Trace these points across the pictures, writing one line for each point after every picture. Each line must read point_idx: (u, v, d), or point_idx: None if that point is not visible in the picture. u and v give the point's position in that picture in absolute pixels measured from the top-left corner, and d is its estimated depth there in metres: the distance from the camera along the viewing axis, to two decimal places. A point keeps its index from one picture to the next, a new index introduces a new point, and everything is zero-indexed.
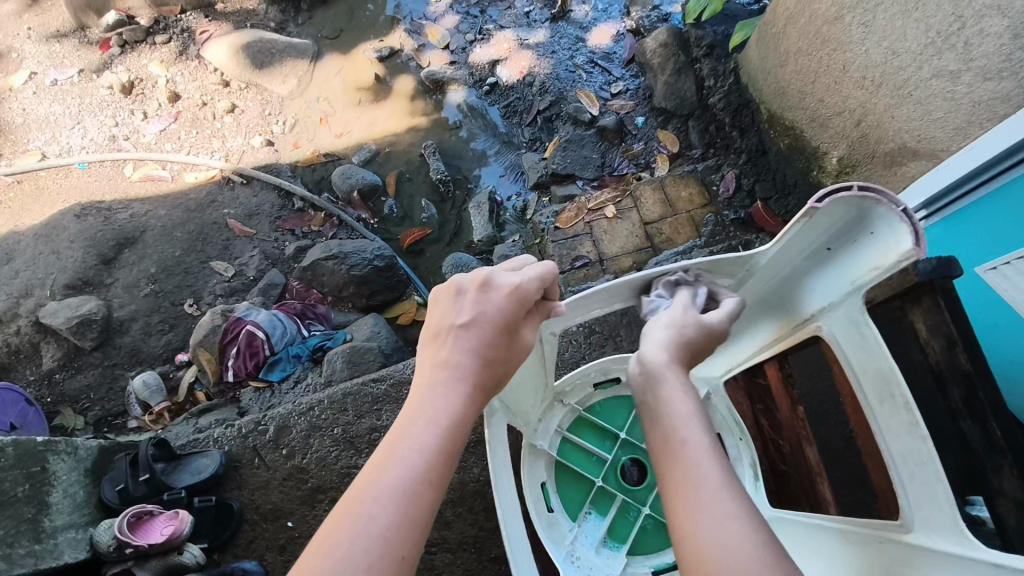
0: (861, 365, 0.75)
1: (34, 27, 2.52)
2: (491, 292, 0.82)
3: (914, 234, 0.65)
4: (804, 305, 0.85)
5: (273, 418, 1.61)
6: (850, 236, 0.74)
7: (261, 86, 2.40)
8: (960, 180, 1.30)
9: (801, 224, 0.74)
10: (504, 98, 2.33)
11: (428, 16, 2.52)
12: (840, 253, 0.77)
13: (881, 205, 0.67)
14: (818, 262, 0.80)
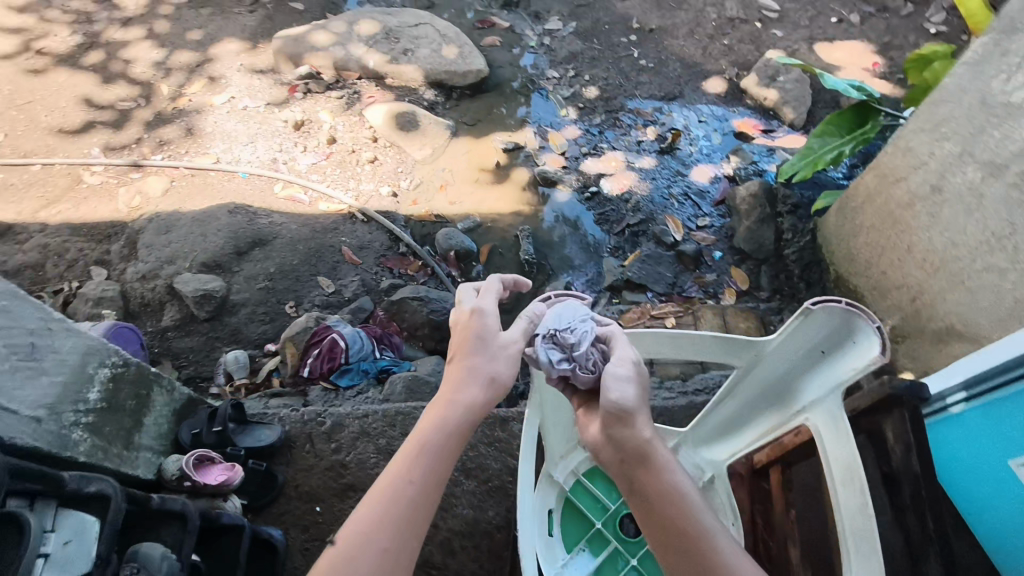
0: (835, 456, 0.96)
1: (244, 63, 3.04)
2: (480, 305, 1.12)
3: (882, 342, 0.92)
4: (797, 399, 1.10)
5: (332, 415, 1.82)
6: (838, 341, 1.01)
7: (401, 148, 2.76)
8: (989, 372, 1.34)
9: (799, 322, 1.01)
10: (601, 206, 2.62)
11: (555, 124, 2.85)
12: (828, 356, 1.03)
13: (862, 317, 0.96)
14: (810, 363, 1.06)
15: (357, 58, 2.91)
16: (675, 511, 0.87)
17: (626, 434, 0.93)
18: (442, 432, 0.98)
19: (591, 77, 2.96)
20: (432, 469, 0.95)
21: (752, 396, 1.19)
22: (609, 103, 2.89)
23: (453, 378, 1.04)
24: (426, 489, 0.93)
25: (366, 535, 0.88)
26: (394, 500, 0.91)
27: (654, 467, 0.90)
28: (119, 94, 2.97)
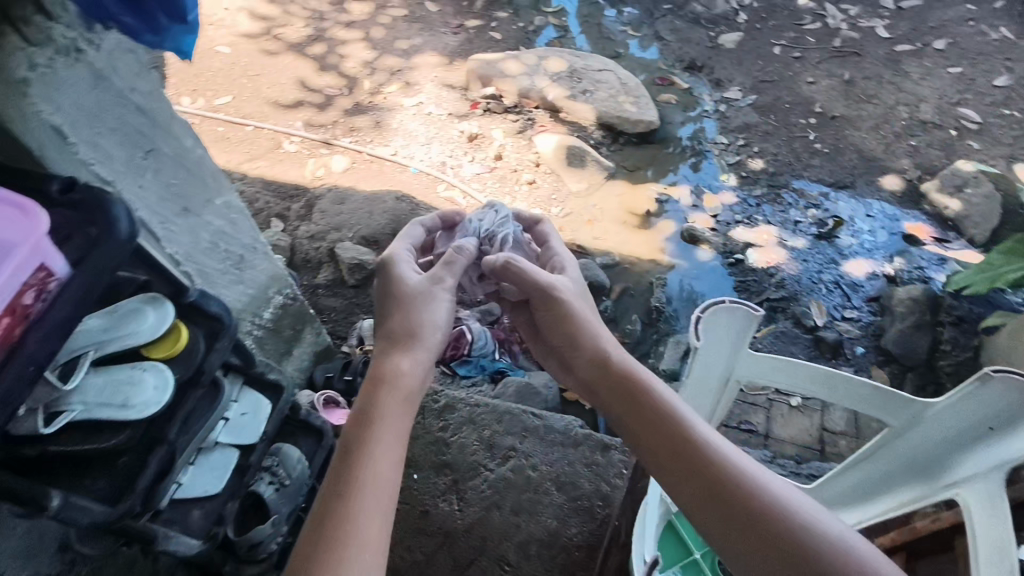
0: (985, 529, 1.02)
1: (439, 76, 3.34)
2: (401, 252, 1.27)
3: None
4: (949, 471, 1.17)
5: (446, 396, 1.91)
6: (1010, 420, 1.10)
7: (560, 177, 2.90)
8: None
9: (975, 385, 1.13)
10: (743, 274, 2.59)
11: (713, 187, 2.87)
12: (996, 433, 1.12)
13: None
14: (977, 438, 1.15)
15: (539, 89, 3.11)
16: (672, 422, 1.04)
17: (600, 358, 1.16)
18: (371, 426, 1.00)
19: (761, 149, 2.97)
20: (377, 463, 0.95)
21: (905, 462, 1.25)
22: (773, 178, 2.87)
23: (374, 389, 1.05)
24: (372, 490, 0.92)
25: (320, 552, 0.85)
26: (339, 508, 0.89)
27: (642, 391, 1.10)
28: (327, 82, 3.34)
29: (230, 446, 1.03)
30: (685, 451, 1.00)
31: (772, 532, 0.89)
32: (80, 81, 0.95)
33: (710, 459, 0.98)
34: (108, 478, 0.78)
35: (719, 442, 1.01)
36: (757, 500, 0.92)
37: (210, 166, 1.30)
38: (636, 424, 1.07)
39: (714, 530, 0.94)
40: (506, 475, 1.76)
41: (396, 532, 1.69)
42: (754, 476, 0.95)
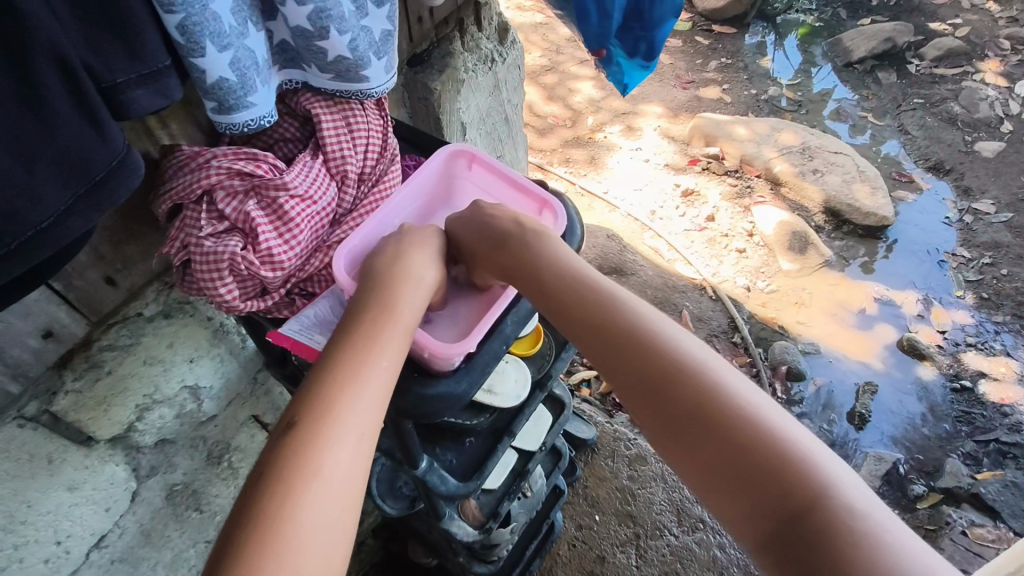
0: None
1: (661, 126, 3.38)
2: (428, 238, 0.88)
3: None
4: None
5: (638, 446, 1.87)
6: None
7: (772, 251, 2.79)
8: None
9: None
10: (969, 405, 2.34)
11: (946, 302, 2.64)
12: None
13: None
14: None
15: (766, 158, 3.05)
16: (633, 336, 0.77)
17: (548, 249, 0.85)
18: (364, 308, 0.73)
19: (1010, 273, 2.68)
20: (347, 345, 0.69)
21: None
22: (1021, 307, 2.57)
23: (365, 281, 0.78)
24: (364, 375, 0.65)
25: (286, 451, 0.60)
26: (314, 405, 0.64)
27: (598, 297, 0.81)
28: (553, 111, 3.48)
29: (513, 448, 1.05)
30: (653, 368, 0.75)
31: (761, 466, 0.66)
32: (484, 88, 1.32)
33: (689, 379, 0.73)
34: (455, 451, 0.84)
35: (693, 350, 0.76)
36: (743, 426, 0.68)
37: (519, 157, 1.59)
38: (593, 329, 0.80)
39: (686, 452, 0.71)
40: (691, 546, 1.69)
41: (569, 568, 1.66)
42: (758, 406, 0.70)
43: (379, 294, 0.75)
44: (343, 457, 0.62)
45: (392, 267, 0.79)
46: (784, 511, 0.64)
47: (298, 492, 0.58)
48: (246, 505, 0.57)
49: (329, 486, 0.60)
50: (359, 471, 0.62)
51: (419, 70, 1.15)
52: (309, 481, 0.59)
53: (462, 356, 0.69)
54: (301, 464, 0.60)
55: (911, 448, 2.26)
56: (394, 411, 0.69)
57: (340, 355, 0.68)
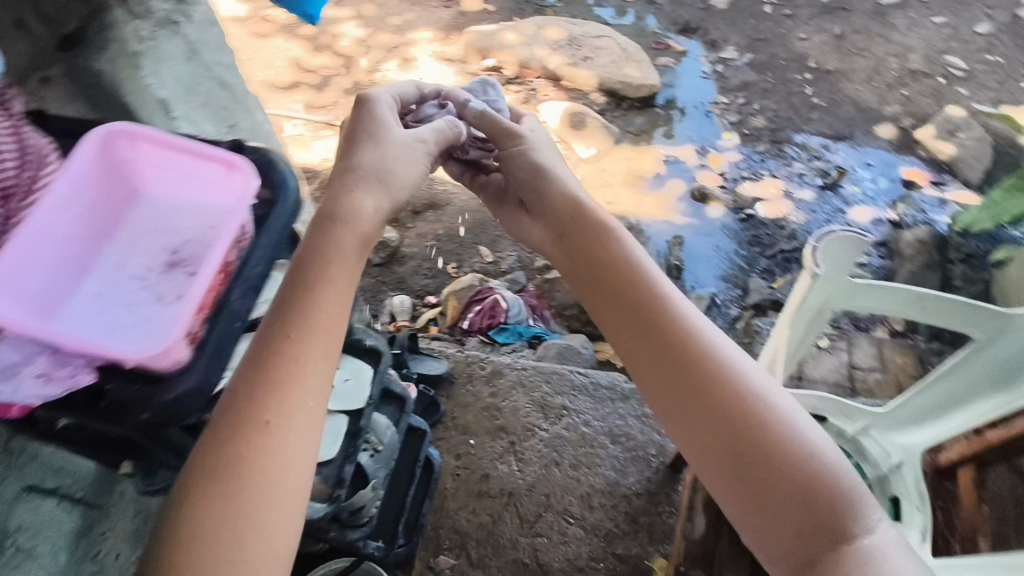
0: None
1: (436, 51, 3.32)
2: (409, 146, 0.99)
3: None
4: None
5: (492, 362, 1.95)
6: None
7: (568, 144, 2.93)
8: None
9: None
10: (755, 228, 2.68)
11: (718, 146, 2.95)
12: None
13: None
14: None
15: (539, 58, 3.13)
16: (678, 338, 0.86)
17: (597, 259, 0.97)
18: (284, 343, 0.75)
19: (761, 107, 3.04)
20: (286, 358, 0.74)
21: (993, 386, 1.07)
22: (775, 134, 2.95)
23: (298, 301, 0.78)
24: (285, 413, 0.72)
25: (215, 485, 0.68)
26: (245, 408, 0.71)
27: (637, 281, 0.93)
28: (323, 63, 3.28)
29: (338, 412, 1.03)
30: (664, 337, 0.87)
31: (737, 439, 0.77)
32: (176, 54, 1.20)
33: (688, 346, 0.85)
34: None
35: (706, 332, 0.87)
36: (722, 391, 0.80)
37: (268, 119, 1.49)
38: (626, 317, 0.91)
39: (689, 430, 0.81)
40: (561, 433, 1.81)
41: (459, 497, 1.72)
42: (749, 400, 0.79)
43: (300, 280, 0.80)
44: (270, 495, 0.69)
45: (304, 289, 0.79)
46: (753, 483, 0.75)
47: (227, 533, 0.66)
48: (176, 539, 0.65)
49: (258, 521, 0.68)
50: (286, 503, 0.70)
51: (77, 53, 1.05)
52: (233, 516, 0.67)
53: (183, 336, 0.68)
54: (224, 499, 0.67)
55: (722, 281, 2.58)
56: (135, 428, 0.68)
57: (261, 388, 0.72)
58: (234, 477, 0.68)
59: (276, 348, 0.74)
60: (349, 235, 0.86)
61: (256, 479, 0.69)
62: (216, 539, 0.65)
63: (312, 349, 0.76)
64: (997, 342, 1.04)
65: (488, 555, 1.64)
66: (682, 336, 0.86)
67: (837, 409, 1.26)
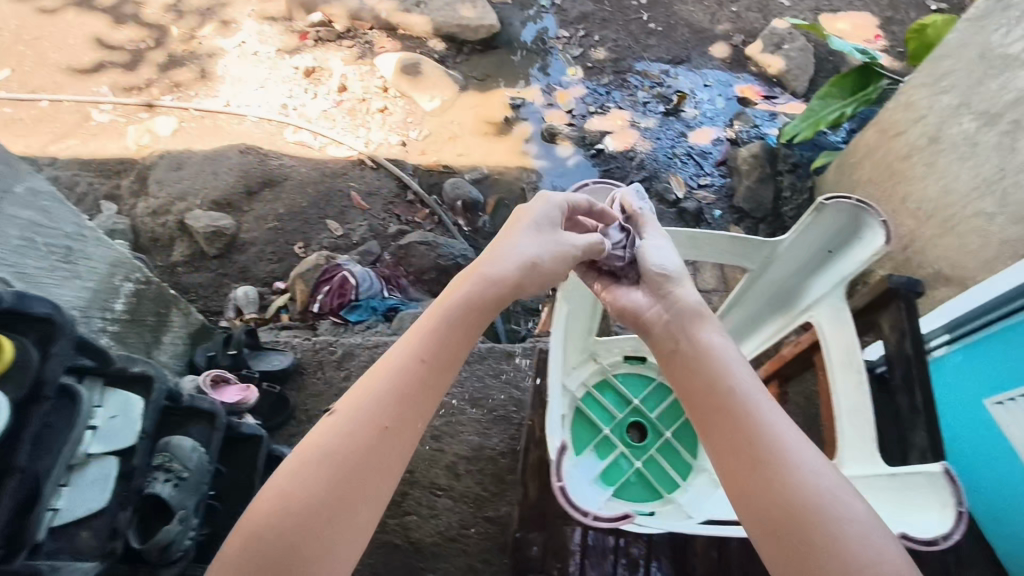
0: (835, 342, 1.02)
1: (256, 10, 3.02)
2: (539, 205, 1.03)
3: (884, 234, 0.93)
4: (803, 297, 1.09)
5: (342, 344, 1.88)
6: (844, 239, 0.99)
7: (411, 98, 2.79)
8: (983, 310, 1.45)
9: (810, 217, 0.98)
10: (605, 163, 2.69)
11: (563, 83, 2.90)
12: (836, 255, 1.02)
13: (871, 213, 0.96)
14: (820, 262, 1.06)
15: (370, 8, 2.93)
16: (727, 394, 0.81)
17: (671, 315, 0.94)
18: (393, 392, 0.83)
19: (602, 38, 3.01)
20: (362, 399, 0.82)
21: (767, 296, 1.16)
22: (617, 64, 2.93)
23: (407, 350, 0.86)
24: (378, 446, 0.79)
25: (312, 492, 0.75)
26: (358, 426, 0.80)
27: (696, 340, 0.89)
28: (128, 36, 2.91)
29: (106, 454, 0.92)
30: (714, 394, 0.82)
31: (785, 512, 0.70)
32: None
33: (735, 410, 0.80)
34: None
35: (771, 406, 0.80)
36: (774, 463, 0.73)
37: None
38: (684, 372, 0.88)
39: (737, 495, 0.75)
40: None
41: None
42: (803, 474, 0.72)
43: (417, 352, 0.86)
44: (344, 530, 0.74)
45: (412, 357, 0.86)
46: (786, 548, 0.69)
47: (305, 555, 0.72)
48: (278, 521, 0.73)
49: (335, 553, 0.73)
50: (355, 532, 0.75)
51: None
52: (320, 531, 0.73)
53: None
54: (312, 519, 0.73)
55: None
56: None
57: (363, 414, 0.81)
58: (338, 494, 0.75)
59: (388, 386, 0.83)
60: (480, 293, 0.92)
61: (354, 506, 0.76)
62: (275, 528, 0.73)
63: (416, 403, 0.83)
64: (767, 263, 1.08)
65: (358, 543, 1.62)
66: (734, 396, 0.80)
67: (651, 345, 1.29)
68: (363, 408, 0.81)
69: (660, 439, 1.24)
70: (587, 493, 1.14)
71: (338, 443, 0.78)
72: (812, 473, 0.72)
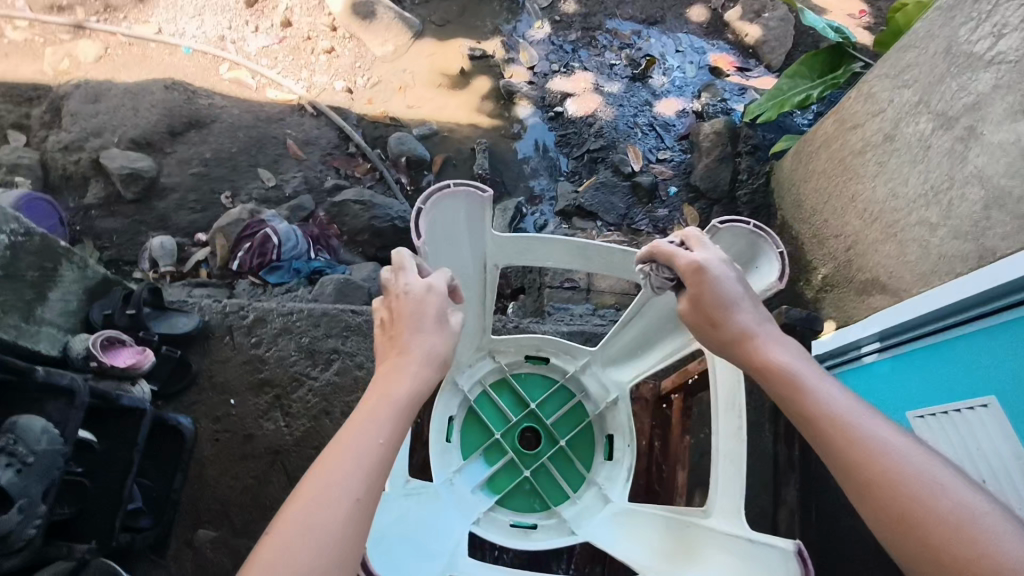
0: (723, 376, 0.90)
1: None
2: (420, 290, 0.85)
3: (780, 267, 0.91)
4: None
5: (254, 309, 1.76)
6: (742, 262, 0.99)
7: (361, 40, 2.59)
8: (932, 315, 1.32)
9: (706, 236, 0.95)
10: (563, 128, 2.55)
11: (526, 35, 2.72)
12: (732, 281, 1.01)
13: (766, 241, 0.94)
14: None
15: None
16: (836, 427, 0.73)
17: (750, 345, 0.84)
18: (367, 454, 0.70)
19: None
20: (345, 465, 0.69)
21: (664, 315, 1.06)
22: (587, 19, 2.74)
23: (371, 416, 0.74)
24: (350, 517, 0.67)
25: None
26: (331, 491, 0.67)
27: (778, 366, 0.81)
28: None
29: None
30: (814, 426, 0.75)
31: (924, 543, 0.64)
32: None
33: (840, 440, 0.73)
34: None
35: (878, 429, 0.72)
36: (896, 489, 0.67)
37: None
38: (784, 404, 0.79)
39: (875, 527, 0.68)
40: (332, 380, 1.71)
41: (221, 462, 1.61)
42: (934, 502, 0.65)
43: (395, 410, 0.75)
44: None
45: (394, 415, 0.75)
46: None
47: None
48: None
49: None
50: None
51: None
52: None
53: None
54: None
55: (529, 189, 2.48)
56: None
57: (343, 480, 0.68)
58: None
59: (361, 448, 0.71)
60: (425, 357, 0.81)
61: None
62: None
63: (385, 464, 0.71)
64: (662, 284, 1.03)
65: (254, 520, 1.57)
66: (841, 428, 0.73)
67: (554, 346, 1.21)
68: (331, 481, 0.68)
69: (554, 446, 1.19)
70: (468, 500, 1.11)
71: (315, 515, 0.65)
72: (944, 497, 0.65)
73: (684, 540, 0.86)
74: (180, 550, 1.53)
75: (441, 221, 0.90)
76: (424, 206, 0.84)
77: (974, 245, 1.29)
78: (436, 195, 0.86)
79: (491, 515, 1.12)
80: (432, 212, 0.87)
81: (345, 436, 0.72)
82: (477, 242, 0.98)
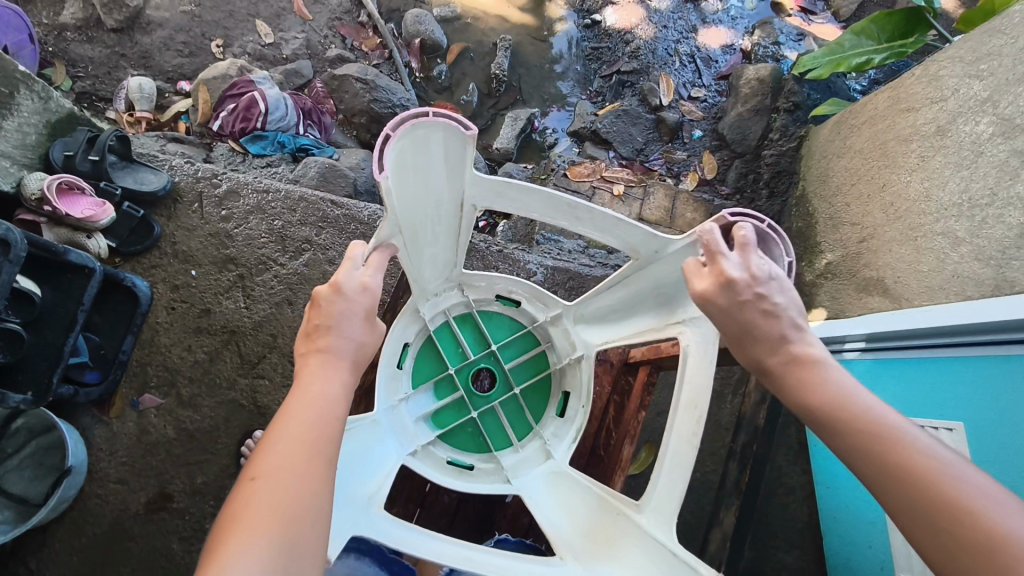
0: (691, 377, 0.87)
1: None
2: (356, 288, 0.74)
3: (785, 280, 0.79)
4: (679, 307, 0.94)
5: (230, 179, 1.65)
6: None
7: None
8: (912, 332, 1.26)
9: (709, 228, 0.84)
10: (598, 40, 2.34)
11: None
12: None
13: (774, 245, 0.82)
14: None
15: None
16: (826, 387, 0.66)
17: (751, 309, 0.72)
18: (332, 394, 0.65)
19: None
20: (313, 414, 0.62)
21: (644, 290, 0.99)
22: None
23: (321, 373, 0.67)
24: (328, 447, 0.62)
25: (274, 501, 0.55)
26: (305, 428, 0.61)
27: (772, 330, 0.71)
28: None
29: None
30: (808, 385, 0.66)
31: (905, 473, 0.58)
32: None
33: (826, 396, 0.65)
34: None
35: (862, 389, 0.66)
36: (882, 432, 0.61)
37: None
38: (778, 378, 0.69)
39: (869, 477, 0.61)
40: (300, 270, 1.64)
41: (174, 332, 1.57)
42: (920, 447, 0.59)
43: (350, 360, 0.70)
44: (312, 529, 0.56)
45: (350, 365, 0.70)
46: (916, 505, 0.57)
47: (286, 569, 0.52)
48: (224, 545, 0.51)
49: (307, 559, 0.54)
50: (313, 539, 0.56)
51: None
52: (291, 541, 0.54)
53: None
54: (282, 527, 0.54)
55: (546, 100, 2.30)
56: None
57: (313, 416, 0.62)
58: (295, 497, 0.56)
59: (324, 389, 0.65)
60: (356, 308, 0.73)
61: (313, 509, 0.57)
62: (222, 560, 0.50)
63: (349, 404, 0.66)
64: (651, 260, 0.94)
65: (201, 394, 1.55)
66: (829, 386, 0.66)
67: (525, 290, 1.15)
68: (299, 420, 0.61)
69: (506, 393, 1.16)
70: (409, 429, 1.07)
71: (291, 450, 0.59)
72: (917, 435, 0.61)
73: (620, 526, 0.86)
74: (124, 411, 1.51)
75: (413, 153, 0.81)
76: (394, 135, 0.76)
77: (994, 273, 1.19)
78: (409, 125, 0.76)
79: (430, 448, 1.09)
80: (402, 142, 0.78)
81: (303, 387, 0.65)
82: (454, 181, 0.88)
